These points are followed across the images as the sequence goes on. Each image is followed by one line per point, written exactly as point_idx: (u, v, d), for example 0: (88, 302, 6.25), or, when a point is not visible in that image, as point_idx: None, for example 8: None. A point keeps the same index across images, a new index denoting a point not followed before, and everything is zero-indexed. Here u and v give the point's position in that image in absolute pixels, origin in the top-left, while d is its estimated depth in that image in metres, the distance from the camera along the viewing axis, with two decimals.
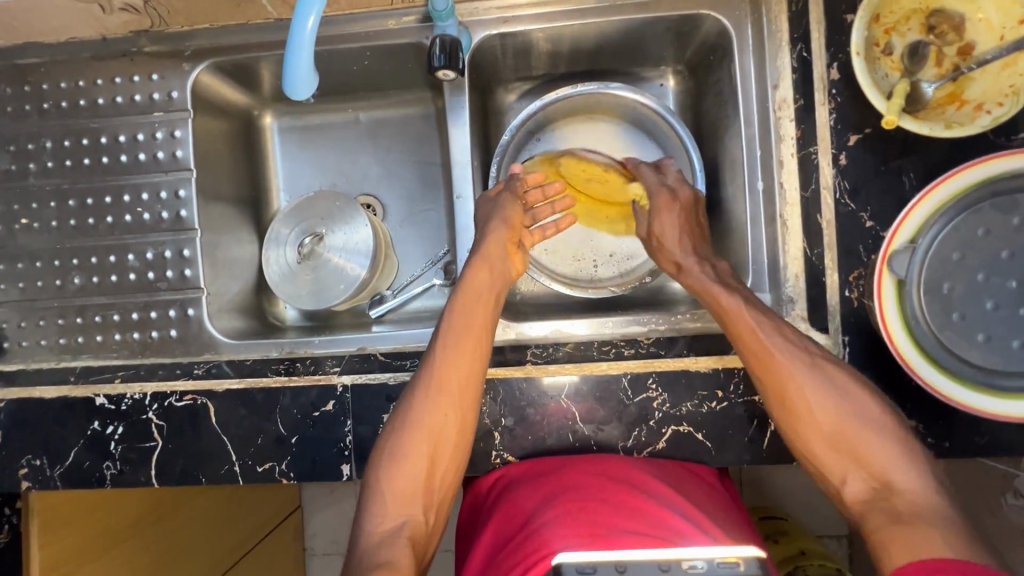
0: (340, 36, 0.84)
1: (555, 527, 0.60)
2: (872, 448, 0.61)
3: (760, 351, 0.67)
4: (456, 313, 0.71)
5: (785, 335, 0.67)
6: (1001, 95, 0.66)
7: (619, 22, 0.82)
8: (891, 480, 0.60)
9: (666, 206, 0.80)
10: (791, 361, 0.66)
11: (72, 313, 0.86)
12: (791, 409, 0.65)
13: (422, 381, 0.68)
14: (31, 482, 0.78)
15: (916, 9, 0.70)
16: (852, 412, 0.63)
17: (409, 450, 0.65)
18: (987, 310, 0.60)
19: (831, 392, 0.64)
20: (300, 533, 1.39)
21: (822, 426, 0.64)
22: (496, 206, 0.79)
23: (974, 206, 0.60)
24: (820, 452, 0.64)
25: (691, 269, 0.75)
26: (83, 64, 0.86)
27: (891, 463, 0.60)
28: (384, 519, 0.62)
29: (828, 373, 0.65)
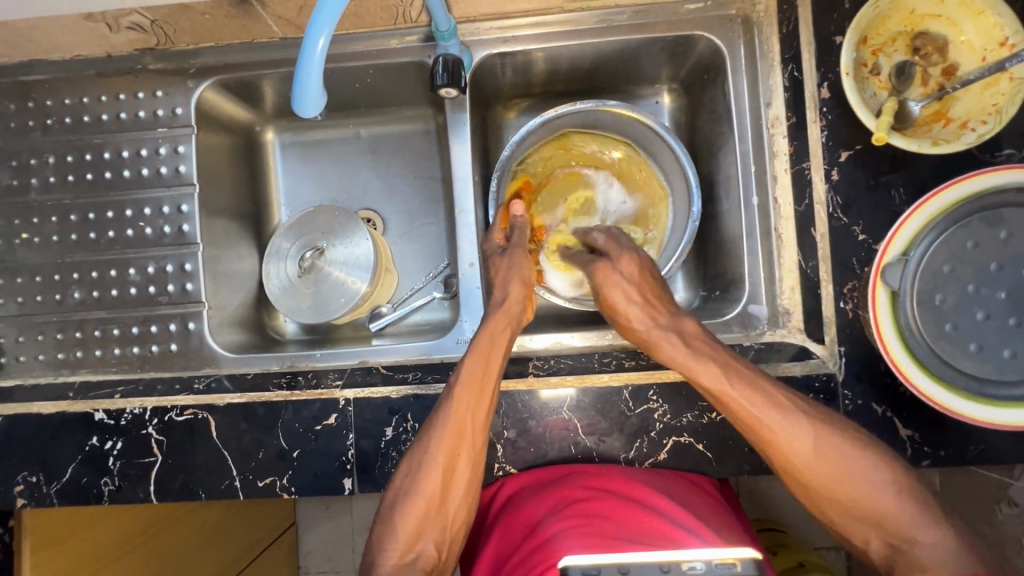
0: (342, 54, 0.86)
1: (556, 544, 0.62)
2: (894, 514, 0.59)
3: (758, 430, 0.64)
4: (473, 362, 0.70)
5: (773, 415, 0.63)
6: (985, 114, 0.68)
7: (616, 42, 0.85)
8: (913, 539, 0.58)
9: (608, 275, 0.75)
10: (803, 447, 0.62)
11: (72, 328, 0.86)
12: (802, 484, 0.63)
13: (437, 423, 0.69)
14: (26, 499, 0.78)
15: (901, 31, 0.73)
16: (860, 476, 0.61)
17: (423, 489, 0.67)
18: (979, 320, 0.62)
19: (846, 465, 0.61)
20: (295, 552, 1.35)
21: (840, 499, 0.61)
22: (512, 260, 0.79)
23: (963, 220, 0.62)
24: (842, 521, 0.62)
25: (661, 343, 0.70)
26: (88, 81, 0.87)
27: (910, 522, 0.59)
28: (396, 553, 0.66)
29: (837, 444, 0.62)
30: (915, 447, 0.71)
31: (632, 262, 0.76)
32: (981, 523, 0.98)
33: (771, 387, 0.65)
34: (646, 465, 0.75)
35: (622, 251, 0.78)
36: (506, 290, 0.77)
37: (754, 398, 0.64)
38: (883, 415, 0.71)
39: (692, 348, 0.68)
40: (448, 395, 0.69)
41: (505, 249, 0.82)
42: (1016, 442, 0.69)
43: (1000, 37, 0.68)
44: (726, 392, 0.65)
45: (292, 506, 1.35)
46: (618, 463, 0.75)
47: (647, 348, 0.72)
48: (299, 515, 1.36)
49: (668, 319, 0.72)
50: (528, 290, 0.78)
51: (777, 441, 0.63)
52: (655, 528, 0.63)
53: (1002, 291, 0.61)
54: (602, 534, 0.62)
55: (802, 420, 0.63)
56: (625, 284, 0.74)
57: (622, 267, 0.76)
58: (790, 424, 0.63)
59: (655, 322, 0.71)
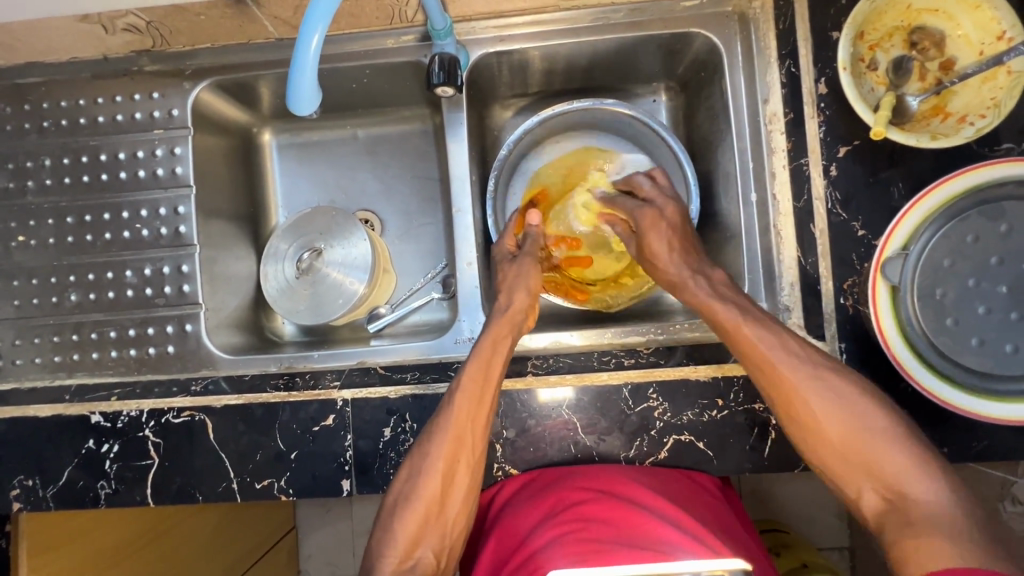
0: (338, 55, 0.85)
1: (552, 551, 0.61)
2: (888, 462, 0.59)
3: (764, 365, 0.65)
4: (475, 368, 0.70)
5: (782, 351, 0.65)
6: (984, 108, 0.68)
7: (614, 40, 0.84)
8: (905, 492, 0.58)
9: (652, 224, 0.76)
10: (803, 383, 0.63)
11: (68, 331, 0.86)
12: (799, 420, 0.64)
13: (437, 428, 0.69)
14: (23, 503, 0.78)
15: (898, 26, 0.72)
16: (857, 422, 0.62)
17: (422, 496, 0.67)
18: (980, 315, 0.62)
19: (845, 410, 0.62)
20: (295, 556, 1.34)
21: (834, 440, 0.62)
22: (520, 266, 0.79)
23: (962, 214, 0.62)
24: (834, 465, 0.62)
25: (686, 284, 0.72)
26: (84, 83, 0.87)
27: (904, 474, 0.58)
28: (395, 560, 0.65)
29: (839, 387, 0.63)
30: None
31: (675, 210, 0.77)
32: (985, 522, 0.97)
33: (784, 330, 0.66)
34: (646, 463, 0.74)
35: (665, 201, 0.78)
36: (511, 296, 0.77)
37: (766, 335, 0.65)
38: None
39: (715, 290, 0.70)
40: (448, 401, 0.69)
41: (516, 257, 0.81)
42: (1019, 438, 0.69)
43: (997, 30, 0.68)
44: (737, 329, 0.66)
45: (291, 510, 1.34)
46: (619, 462, 0.74)
47: (676, 292, 0.74)
48: (299, 519, 1.35)
49: (697, 265, 0.73)
50: (533, 297, 0.78)
51: (782, 378, 0.64)
52: (655, 532, 0.62)
53: (1003, 285, 0.61)
54: (597, 539, 0.61)
55: (809, 362, 0.64)
56: (666, 234, 0.75)
57: (666, 212, 0.76)
58: (796, 361, 0.64)
59: (688, 266, 0.73)
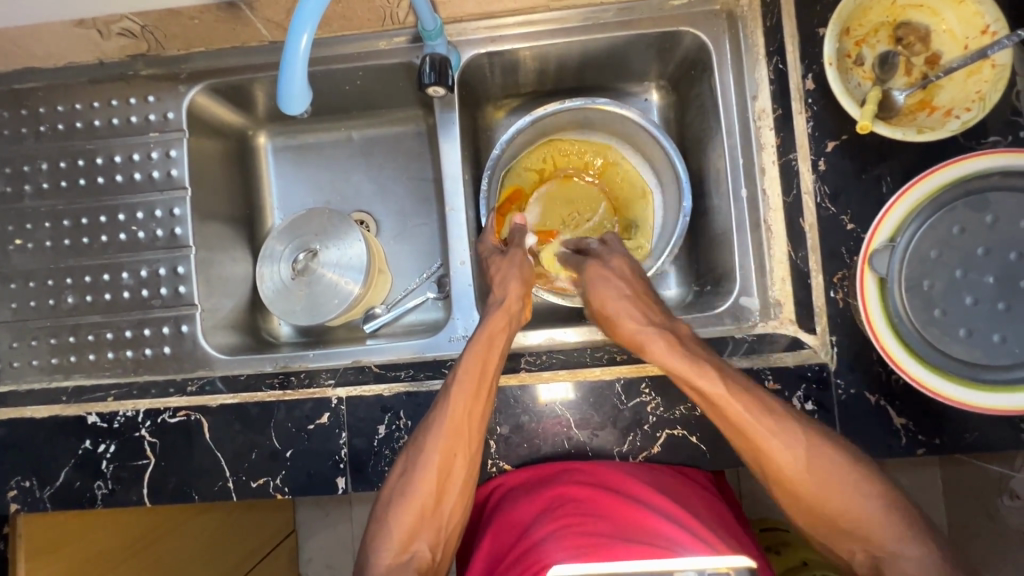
0: (331, 57, 0.86)
1: (550, 545, 0.62)
2: (878, 527, 0.61)
3: (753, 437, 0.65)
4: (471, 362, 0.70)
5: (767, 417, 0.65)
6: (969, 101, 0.69)
7: (603, 39, 0.85)
8: (895, 553, 0.59)
9: (617, 266, 0.81)
10: (790, 453, 0.64)
11: (65, 333, 0.86)
12: (788, 488, 0.64)
13: (433, 424, 0.69)
14: (20, 504, 0.78)
15: (884, 22, 0.73)
16: (846, 488, 0.62)
17: (416, 491, 0.67)
18: (968, 305, 0.62)
19: (835, 477, 0.63)
20: (295, 560, 1.34)
21: (823, 509, 0.63)
22: (511, 260, 0.80)
23: (948, 205, 0.62)
24: (824, 529, 0.64)
25: (654, 350, 0.71)
26: (80, 88, 0.88)
27: (898, 543, 0.60)
28: (391, 554, 0.66)
29: (827, 455, 0.64)
30: (910, 435, 0.70)
31: (621, 261, 0.82)
32: (983, 517, 0.96)
33: (764, 395, 0.67)
34: (640, 459, 0.75)
35: (614, 254, 0.83)
36: (505, 287, 0.77)
37: (742, 403, 0.65)
38: (876, 404, 0.70)
39: (683, 347, 0.70)
40: (444, 395, 0.70)
41: (504, 251, 0.82)
42: (1010, 430, 0.69)
43: (981, 25, 0.69)
44: (720, 401, 0.66)
45: (291, 514, 1.34)
46: (613, 457, 0.75)
47: (642, 351, 0.73)
48: (298, 522, 1.35)
49: (660, 319, 0.75)
50: (526, 288, 0.79)
51: (767, 447, 0.64)
52: (643, 522, 0.64)
53: (990, 275, 0.62)
54: (595, 532, 0.62)
55: (793, 427, 0.65)
56: (618, 289, 0.77)
57: (610, 262, 0.82)
58: (778, 432, 0.65)
59: (651, 322, 0.74)
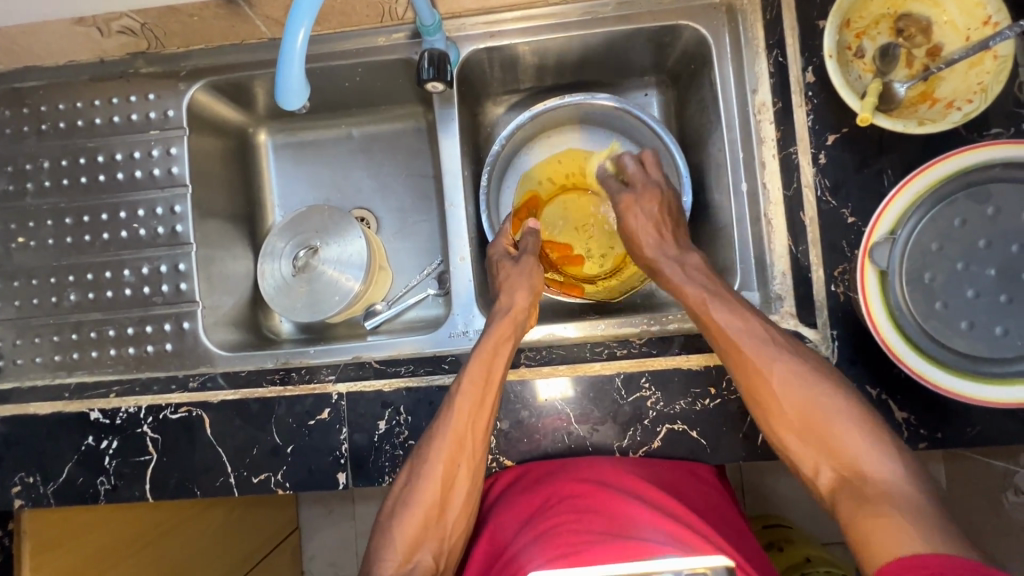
0: (330, 53, 0.86)
1: (543, 544, 0.62)
2: (843, 440, 0.62)
3: (728, 342, 0.69)
4: (475, 370, 0.70)
5: (742, 321, 0.69)
6: (970, 93, 0.69)
7: (602, 34, 0.85)
8: (862, 471, 0.61)
9: (630, 203, 0.82)
10: (776, 369, 0.66)
11: (68, 330, 0.87)
12: (756, 396, 0.67)
13: (435, 434, 0.70)
14: (24, 500, 0.79)
15: (885, 14, 0.73)
16: (816, 399, 0.65)
17: (420, 500, 0.69)
18: (969, 298, 0.62)
19: (807, 389, 0.65)
20: (299, 556, 1.34)
21: (796, 424, 0.65)
22: (521, 267, 0.80)
23: (948, 197, 0.62)
24: (793, 445, 0.65)
25: (665, 270, 0.78)
26: (81, 86, 0.88)
27: (865, 457, 0.61)
28: (394, 562, 0.67)
29: (800, 365, 0.66)
30: (912, 429, 0.70)
31: (649, 187, 0.83)
32: (987, 512, 0.96)
33: (746, 310, 0.70)
34: (640, 453, 0.75)
35: (647, 184, 0.83)
36: (511, 296, 0.77)
37: (732, 319, 0.69)
38: (877, 398, 0.70)
39: (688, 273, 0.76)
40: (448, 406, 0.70)
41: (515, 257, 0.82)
42: (1013, 423, 0.69)
43: (983, 16, 0.68)
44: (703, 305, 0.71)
45: (294, 511, 1.35)
46: (613, 453, 0.75)
47: (653, 271, 0.80)
48: (300, 520, 1.36)
49: (675, 252, 0.79)
50: (534, 297, 0.79)
51: (750, 363, 0.67)
52: (628, 511, 0.65)
53: (992, 267, 0.61)
54: (587, 530, 0.63)
55: (768, 339, 0.68)
56: (647, 216, 0.81)
57: (643, 194, 0.82)
58: (764, 346, 0.67)
59: (666, 253, 0.79)
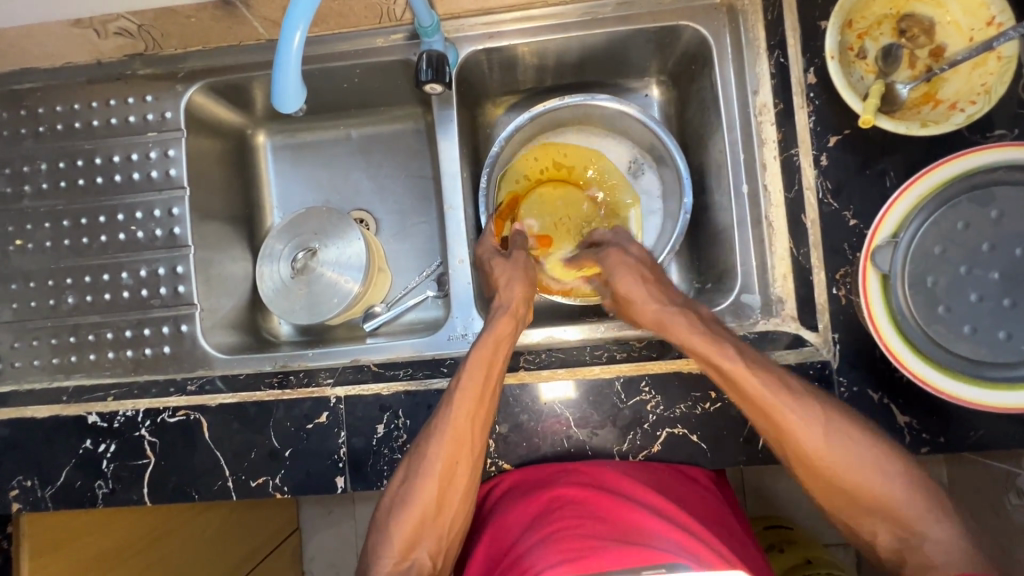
0: (328, 54, 0.86)
1: (549, 548, 0.61)
2: (905, 507, 0.61)
3: (776, 416, 0.64)
4: (476, 367, 0.69)
5: (789, 391, 0.64)
6: (974, 94, 0.68)
7: (602, 34, 0.84)
8: (924, 534, 0.60)
9: (618, 260, 0.78)
10: (828, 444, 0.63)
11: (66, 333, 0.87)
12: (813, 469, 0.64)
13: (434, 430, 0.69)
14: (22, 503, 0.78)
15: (887, 14, 0.72)
16: (878, 470, 0.62)
17: (417, 498, 0.67)
18: (972, 302, 0.61)
19: (865, 462, 0.62)
20: (299, 556, 1.34)
21: (854, 494, 0.63)
22: (513, 264, 0.79)
23: (952, 200, 0.61)
24: (853, 513, 0.64)
25: (677, 329, 0.70)
26: (78, 88, 0.88)
27: (926, 522, 0.60)
28: (391, 561, 0.66)
29: (855, 435, 0.63)
30: (914, 433, 0.69)
31: (640, 248, 0.81)
32: (989, 514, 0.95)
33: (786, 375, 0.66)
34: (640, 458, 0.74)
35: (612, 246, 0.81)
36: (510, 291, 0.76)
37: (772, 385, 0.64)
38: (879, 402, 0.69)
39: (708, 328, 0.69)
40: (447, 402, 0.69)
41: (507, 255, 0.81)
42: (1016, 427, 0.68)
43: (987, 16, 0.67)
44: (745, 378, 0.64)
45: (294, 512, 1.34)
46: (612, 457, 0.74)
47: (662, 330, 0.72)
48: (300, 521, 1.35)
49: (683, 304, 0.73)
50: (530, 291, 0.77)
51: (795, 432, 0.64)
52: (632, 518, 0.64)
53: (995, 271, 0.61)
54: (593, 535, 0.62)
55: (818, 410, 0.64)
56: (635, 269, 0.76)
57: (632, 251, 0.79)
58: (808, 413, 0.64)
59: (671, 305, 0.72)
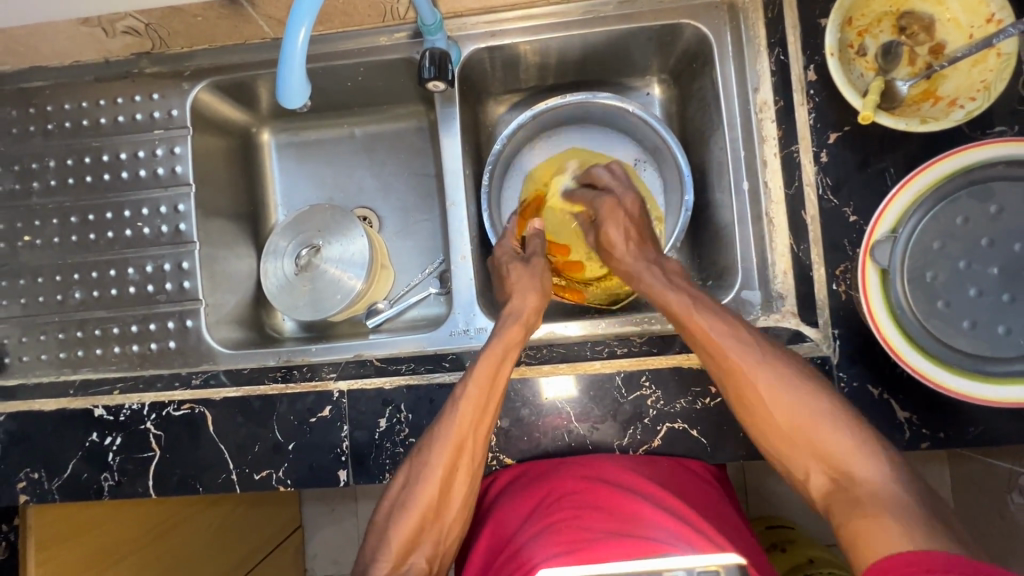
0: (331, 53, 0.87)
1: (548, 541, 0.62)
2: (836, 445, 0.61)
3: (717, 352, 0.68)
4: (483, 374, 0.70)
5: (729, 328, 0.68)
6: (973, 90, 0.68)
7: (603, 33, 0.85)
8: (851, 472, 0.60)
9: (610, 210, 0.81)
10: (763, 379, 0.66)
11: (73, 328, 0.88)
12: (748, 405, 0.67)
13: (439, 435, 0.69)
14: (29, 495, 0.80)
15: (887, 12, 0.72)
16: (811, 407, 0.64)
17: (416, 501, 0.68)
18: (971, 297, 0.61)
19: (800, 398, 0.64)
20: (302, 553, 1.35)
21: (787, 429, 0.64)
22: (530, 270, 0.80)
23: (951, 196, 0.61)
24: (787, 452, 0.65)
25: (642, 276, 0.77)
26: (87, 86, 0.89)
27: (857, 461, 0.60)
28: (389, 564, 0.66)
29: (790, 374, 0.66)
30: (914, 429, 0.70)
31: (635, 198, 0.83)
32: (992, 513, 0.95)
33: (732, 317, 0.70)
34: (640, 452, 0.75)
35: (618, 191, 0.84)
36: (522, 298, 0.77)
37: (715, 322, 0.69)
38: (879, 397, 0.70)
39: (670, 279, 0.76)
40: (453, 408, 0.69)
41: (521, 258, 0.82)
42: (1017, 423, 0.68)
43: (987, 13, 0.68)
44: (690, 315, 0.70)
45: (297, 508, 1.35)
46: (613, 451, 0.75)
47: (631, 280, 0.80)
48: (303, 518, 1.36)
49: (654, 255, 0.80)
50: (541, 299, 0.78)
51: (733, 364, 0.67)
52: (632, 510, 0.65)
53: (994, 266, 0.61)
54: (591, 528, 0.62)
55: (755, 346, 0.67)
56: (623, 214, 0.81)
57: (627, 202, 0.82)
58: (750, 351, 0.67)
59: (644, 257, 0.79)
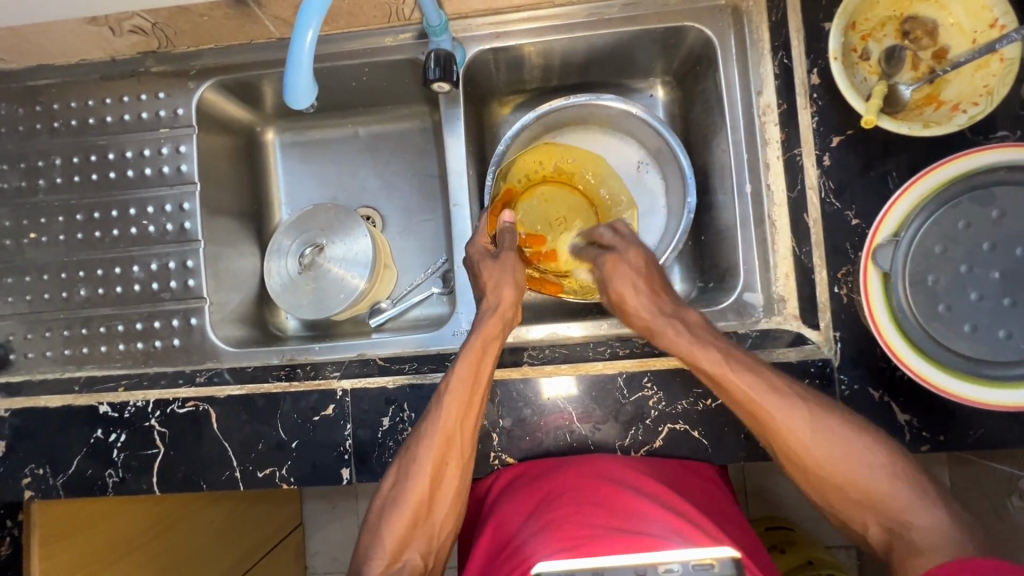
0: (336, 53, 0.87)
1: (544, 539, 0.62)
2: (888, 494, 0.62)
3: (757, 412, 0.66)
4: (463, 370, 0.71)
5: (767, 388, 0.66)
6: (976, 95, 0.68)
7: (607, 35, 0.85)
8: (907, 522, 0.61)
9: (615, 265, 0.79)
10: (808, 436, 0.65)
11: (78, 325, 0.88)
12: (795, 460, 0.66)
13: (423, 433, 0.70)
14: (34, 491, 0.80)
15: (891, 16, 0.73)
16: (859, 458, 0.64)
17: (408, 499, 0.68)
18: (972, 301, 0.62)
19: (847, 451, 0.64)
20: (303, 550, 1.35)
21: (838, 483, 0.64)
22: (500, 262, 0.79)
23: (952, 200, 0.62)
24: (841, 506, 0.65)
25: (664, 334, 0.73)
26: (93, 84, 0.90)
27: (911, 509, 0.61)
28: (383, 561, 0.67)
29: (836, 426, 0.65)
30: (914, 432, 0.70)
31: (641, 253, 0.80)
32: (992, 516, 0.95)
33: (766, 371, 0.68)
34: (641, 452, 0.75)
35: (630, 245, 0.81)
36: (499, 293, 0.77)
37: (752, 379, 0.66)
38: (880, 399, 0.70)
39: (694, 333, 0.72)
40: (437, 404, 0.70)
41: (495, 254, 0.80)
42: (1017, 427, 0.69)
43: (990, 18, 0.68)
44: (726, 379, 0.67)
45: (298, 506, 1.35)
46: (614, 451, 0.75)
47: (652, 335, 0.75)
48: (304, 515, 1.37)
49: (672, 306, 0.76)
50: (519, 294, 0.79)
51: (779, 426, 0.65)
52: (627, 504, 0.65)
53: (996, 270, 0.61)
54: (590, 522, 0.63)
55: (796, 404, 0.65)
56: (632, 274, 0.78)
57: (632, 258, 0.79)
58: (790, 407, 0.65)
59: (661, 309, 0.75)
